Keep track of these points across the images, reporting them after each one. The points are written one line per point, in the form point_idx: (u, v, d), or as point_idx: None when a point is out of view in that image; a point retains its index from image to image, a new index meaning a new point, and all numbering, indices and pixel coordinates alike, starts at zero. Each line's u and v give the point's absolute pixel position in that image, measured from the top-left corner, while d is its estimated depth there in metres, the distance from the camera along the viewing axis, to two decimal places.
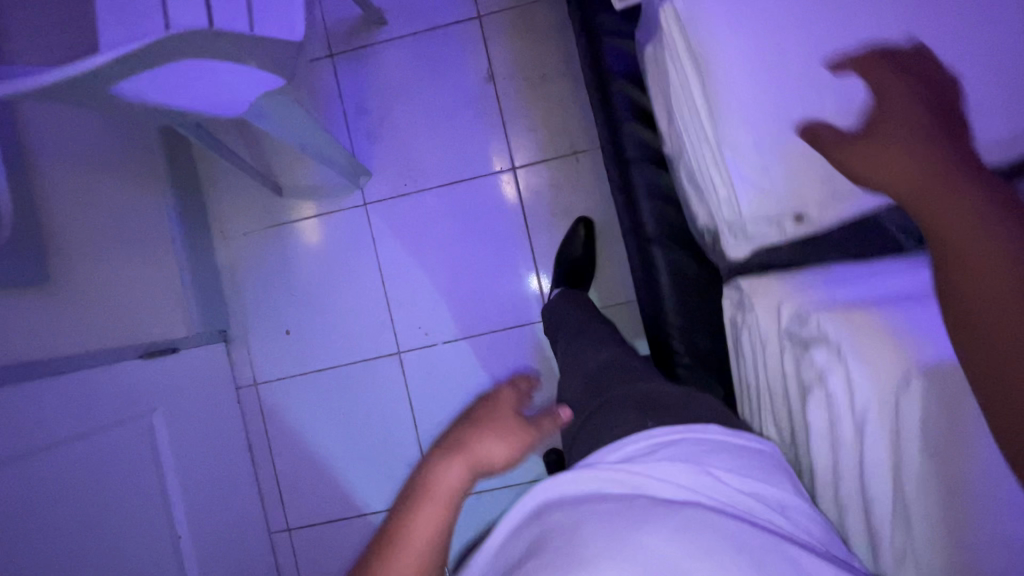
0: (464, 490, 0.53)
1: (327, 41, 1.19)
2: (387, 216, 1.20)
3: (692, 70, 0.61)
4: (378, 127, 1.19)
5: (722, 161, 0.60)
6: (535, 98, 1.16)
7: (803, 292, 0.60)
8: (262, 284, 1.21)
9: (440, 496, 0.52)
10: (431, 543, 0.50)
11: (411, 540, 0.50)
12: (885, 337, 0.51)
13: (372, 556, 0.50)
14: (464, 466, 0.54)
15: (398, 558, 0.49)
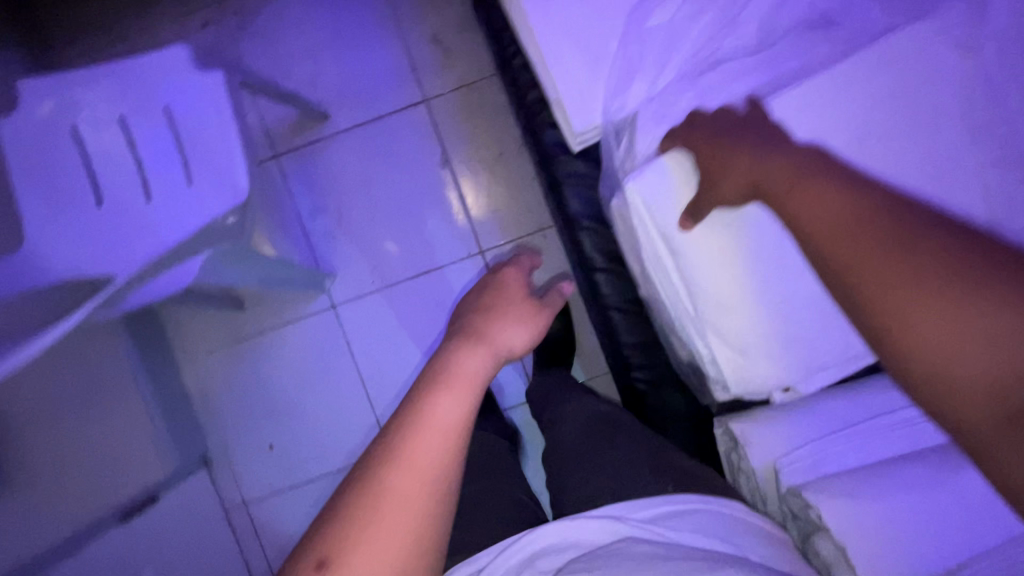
0: (465, 419, 0.48)
1: (270, 141, 1.13)
2: (359, 314, 1.16)
3: (658, 239, 0.57)
4: (336, 225, 1.15)
5: (706, 336, 0.57)
6: (491, 180, 1.14)
7: (782, 451, 0.61)
8: (236, 396, 1.16)
9: (439, 425, 0.46)
10: (453, 438, 0.46)
11: (410, 468, 0.43)
12: (884, 495, 0.54)
13: (372, 472, 0.43)
14: (475, 362, 0.54)
15: (418, 457, 0.44)
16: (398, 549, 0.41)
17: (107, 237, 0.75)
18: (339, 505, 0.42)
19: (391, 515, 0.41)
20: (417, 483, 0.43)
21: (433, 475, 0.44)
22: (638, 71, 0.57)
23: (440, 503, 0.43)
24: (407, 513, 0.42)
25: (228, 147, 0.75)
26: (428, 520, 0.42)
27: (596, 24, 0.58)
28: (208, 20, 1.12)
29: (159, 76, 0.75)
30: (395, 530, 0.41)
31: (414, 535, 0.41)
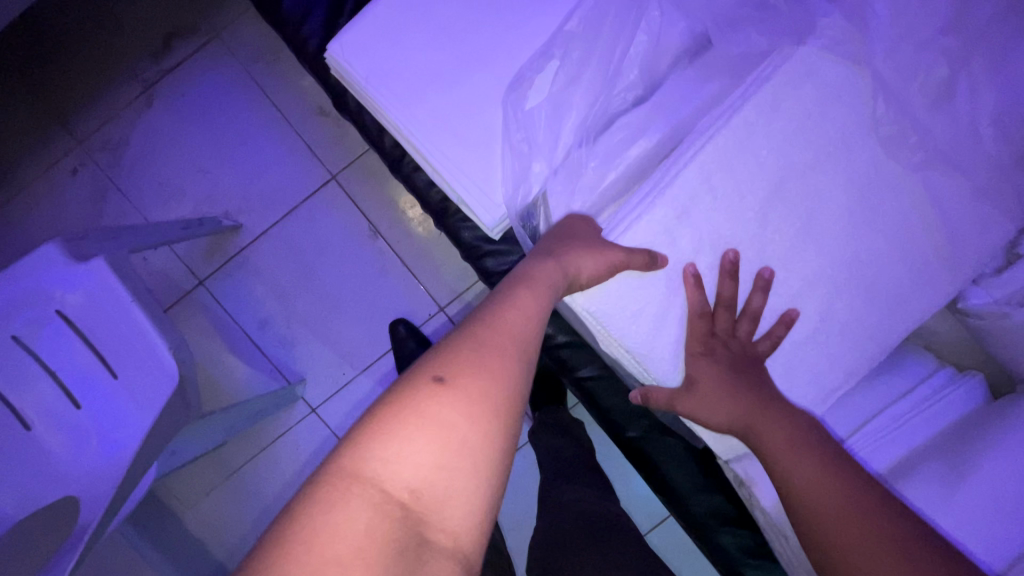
0: (534, 327, 0.44)
1: (190, 269, 1.07)
2: (342, 409, 1.10)
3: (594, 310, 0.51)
4: (289, 330, 1.09)
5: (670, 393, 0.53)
6: (429, 236, 1.09)
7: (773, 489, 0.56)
8: (250, 530, 1.11)
9: (509, 329, 0.43)
10: (530, 339, 0.44)
11: (482, 368, 0.40)
12: (935, 491, 0.52)
13: (461, 339, 0.42)
14: (554, 272, 0.47)
15: (499, 334, 0.43)
16: (472, 421, 0.38)
17: (47, 466, 0.69)
18: (422, 362, 0.41)
19: (471, 382, 0.39)
20: (497, 363, 0.41)
21: (512, 362, 0.42)
22: (536, 148, 0.53)
23: (515, 400, 0.41)
24: (484, 390, 0.40)
25: (135, 328, 0.68)
26: (505, 402, 0.40)
27: (471, 113, 0.54)
28: (78, 165, 1.03)
29: (35, 276, 0.66)
30: (474, 401, 0.39)
31: (489, 415, 0.39)
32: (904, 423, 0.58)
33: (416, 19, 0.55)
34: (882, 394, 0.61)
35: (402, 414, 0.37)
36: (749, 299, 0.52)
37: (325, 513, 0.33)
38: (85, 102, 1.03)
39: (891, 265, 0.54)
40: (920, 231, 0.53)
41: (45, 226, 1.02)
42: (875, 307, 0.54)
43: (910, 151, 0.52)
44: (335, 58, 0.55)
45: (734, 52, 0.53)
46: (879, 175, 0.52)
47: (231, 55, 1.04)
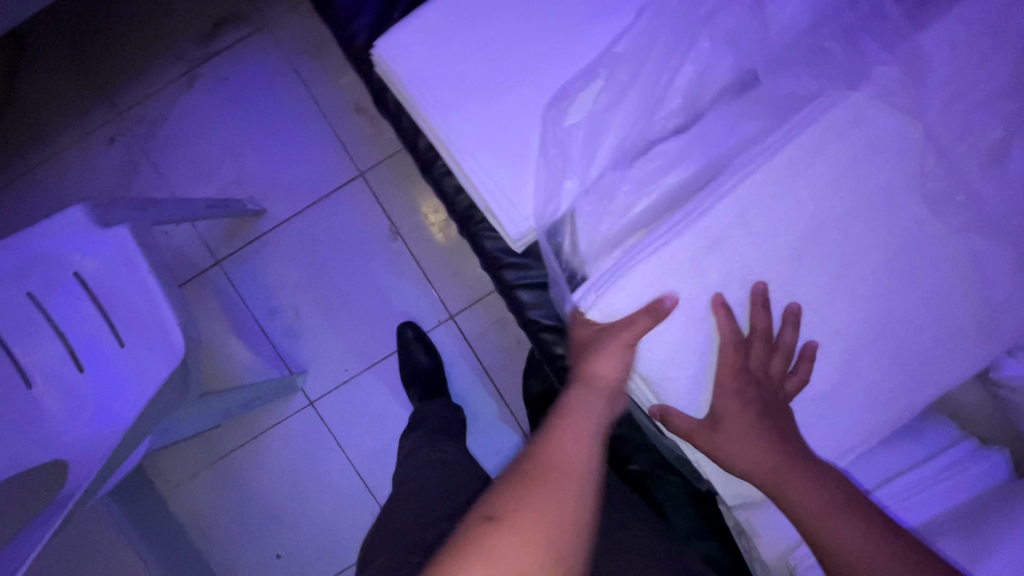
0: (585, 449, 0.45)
1: (209, 248, 1.08)
2: (339, 406, 1.09)
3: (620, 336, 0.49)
4: (298, 321, 1.08)
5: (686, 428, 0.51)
6: (449, 244, 1.09)
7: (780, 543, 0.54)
8: (234, 517, 1.09)
9: (560, 460, 0.43)
10: (584, 467, 0.44)
11: (532, 502, 0.40)
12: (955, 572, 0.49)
13: (511, 477, 0.43)
14: (603, 394, 0.50)
15: (553, 465, 0.43)
16: (533, 565, 0.38)
17: (41, 428, 0.69)
18: (478, 504, 0.42)
19: (529, 521, 0.39)
20: (557, 496, 0.41)
21: (566, 490, 0.41)
22: (569, 166, 0.53)
23: (572, 527, 0.40)
24: (538, 521, 0.39)
25: (149, 301, 0.68)
26: (567, 540, 0.40)
27: (512, 125, 0.54)
28: (115, 136, 1.05)
29: (56, 237, 0.66)
30: (525, 538, 0.38)
31: (545, 546, 0.38)
32: (914, 494, 0.56)
33: (465, 28, 0.55)
34: (895, 459, 0.59)
35: (458, 557, 0.38)
36: (781, 333, 0.51)
37: None
38: (129, 76, 1.05)
39: (924, 326, 0.52)
40: (956, 295, 0.52)
41: (74, 191, 1.04)
42: (904, 364, 0.53)
43: (956, 213, 0.50)
44: (380, 55, 0.55)
45: (778, 92, 0.53)
46: (922, 234, 0.51)
47: (276, 47, 1.06)
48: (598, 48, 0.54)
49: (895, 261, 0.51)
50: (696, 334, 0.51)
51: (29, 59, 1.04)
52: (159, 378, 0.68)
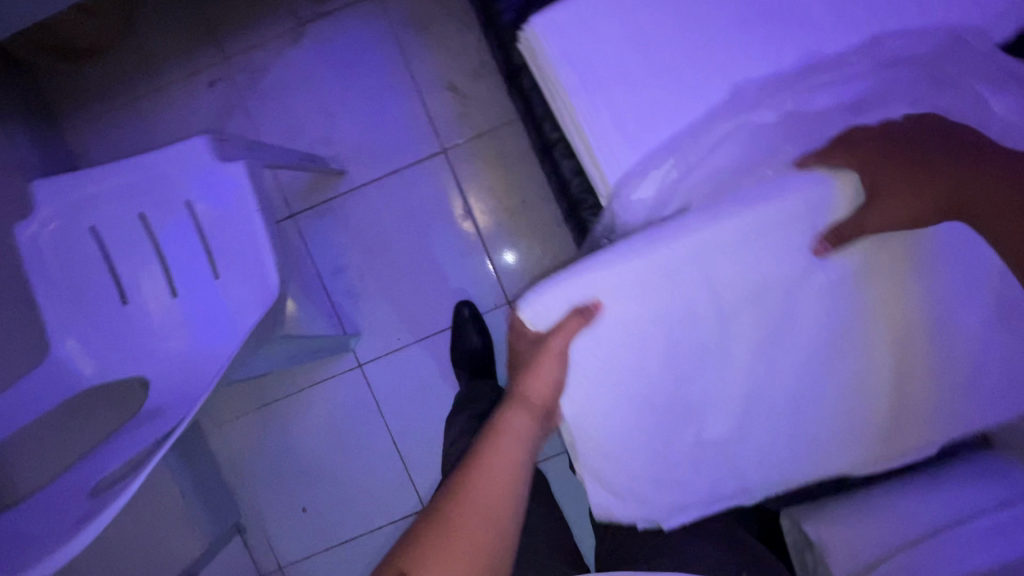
0: (527, 436, 0.57)
1: (286, 200, 1.11)
2: (388, 374, 1.11)
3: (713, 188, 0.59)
4: (360, 283, 1.10)
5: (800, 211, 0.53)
6: (517, 230, 1.10)
7: (850, 539, 0.56)
8: (268, 463, 1.12)
9: (506, 445, 0.56)
10: (524, 444, 0.57)
11: (483, 480, 0.54)
12: None
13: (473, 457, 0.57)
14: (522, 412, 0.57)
15: (500, 450, 0.56)
16: (485, 531, 0.52)
17: (133, 343, 0.72)
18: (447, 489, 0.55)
19: (479, 506, 0.52)
20: (507, 467, 0.55)
21: (515, 464, 0.56)
22: (688, 176, 0.59)
23: (517, 487, 0.55)
24: (488, 499, 0.53)
25: (250, 236, 0.70)
26: (516, 500, 0.54)
27: (645, 116, 0.58)
28: (215, 79, 1.08)
29: (182, 167, 0.70)
30: (478, 516, 0.52)
31: (495, 514, 0.53)
32: (1011, 530, 0.51)
33: (615, 18, 0.58)
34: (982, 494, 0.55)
35: (432, 542, 0.51)
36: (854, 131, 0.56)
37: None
38: (239, 23, 1.08)
39: None
40: None
41: (170, 127, 1.08)
42: None
43: None
44: (532, 30, 0.57)
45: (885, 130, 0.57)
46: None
47: (383, 15, 1.09)
48: (731, 65, 0.58)
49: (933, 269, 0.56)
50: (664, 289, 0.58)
51: None
52: (253, 312, 0.70)
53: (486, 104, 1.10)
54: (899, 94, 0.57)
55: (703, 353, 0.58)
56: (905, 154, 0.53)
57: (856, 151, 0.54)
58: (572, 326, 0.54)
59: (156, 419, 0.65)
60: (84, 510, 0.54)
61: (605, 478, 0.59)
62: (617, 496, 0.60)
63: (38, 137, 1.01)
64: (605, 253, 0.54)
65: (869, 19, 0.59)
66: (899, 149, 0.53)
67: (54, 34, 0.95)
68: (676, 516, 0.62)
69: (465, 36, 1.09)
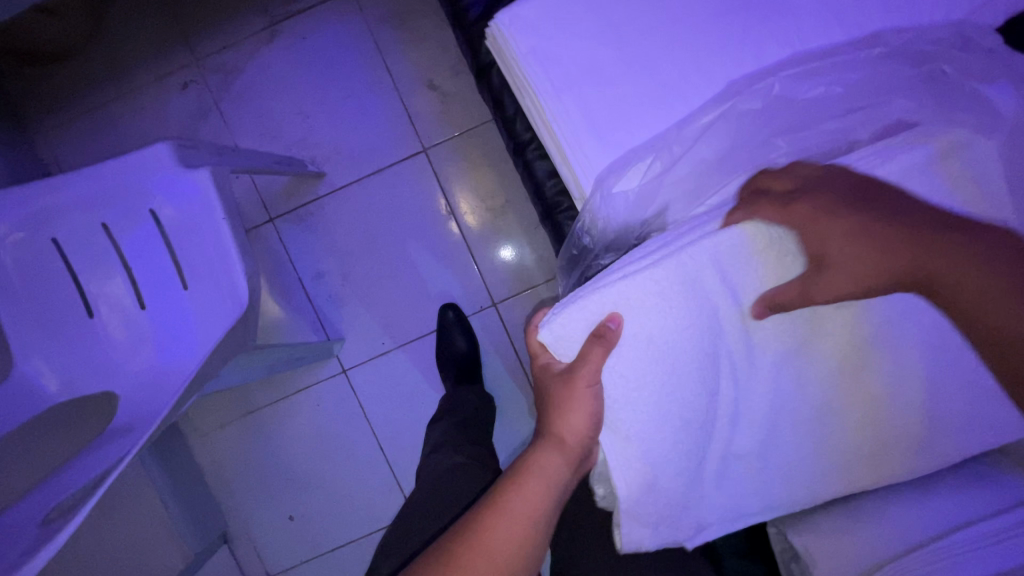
0: (562, 477, 0.55)
1: (265, 204, 1.08)
2: (373, 379, 1.09)
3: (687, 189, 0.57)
4: (342, 288, 1.08)
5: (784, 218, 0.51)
6: (501, 230, 1.07)
7: (838, 546, 0.54)
8: (254, 472, 1.10)
9: (538, 480, 0.54)
10: (557, 483, 0.54)
11: (510, 511, 0.53)
12: None
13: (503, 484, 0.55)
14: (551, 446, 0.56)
15: (531, 481, 0.54)
16: (503, 566, 0.50)
17: (102, 357, 0.70)
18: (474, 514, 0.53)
19: (500, 536, 0.51)
20: (534, 501, 0.53)
21: (542, 499, 0.53)
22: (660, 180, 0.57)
23: (542, 528, 0.53)
24: (512, 533, 0.52)
25: (216, 244, 0.67)
26: (538, 537, 0.52)
27: (617, 111, 0.56)
28: (189, 81, 1.06)
29: (145, 174, 0.67)
30: (499, 549, 0.51)
31: (516, 553, 0.51)
32: (1010, 538, 0.48)
33: (584, 14, 0.57)
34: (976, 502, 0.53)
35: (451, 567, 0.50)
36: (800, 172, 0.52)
37: None
38: (211, 24, 1.05)
39: None
40: None
41: (143, 131, 1.06)
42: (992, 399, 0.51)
43: None
44: (499, 28, 0.58)
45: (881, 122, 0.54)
46: None
47: (359, 13, 1.06)
48: (708, 60, 0.56)
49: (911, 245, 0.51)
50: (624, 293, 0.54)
51: None
52: (222, 323, 0.68)
53: (467, 102, 1.07)
54: (886, 86, 0.55)
55: (717, 369, 0.53)
56: (887, 209, 0.47)
57: (826, 193, 0.49)
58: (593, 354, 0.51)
59: (122, 436, 0.63)
60: (40, 536, 0.52)
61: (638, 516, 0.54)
62: (637, 522, 0.55)
63: (6, 144, 0.98)
64: (623, 264, 0.51)
65: (851, 10, 0.56)
66: (880, 202, 0.48)
67: (18, 37, 0.92)
68: (698, 534, 0.58)
69: (445, 32, 1.06)
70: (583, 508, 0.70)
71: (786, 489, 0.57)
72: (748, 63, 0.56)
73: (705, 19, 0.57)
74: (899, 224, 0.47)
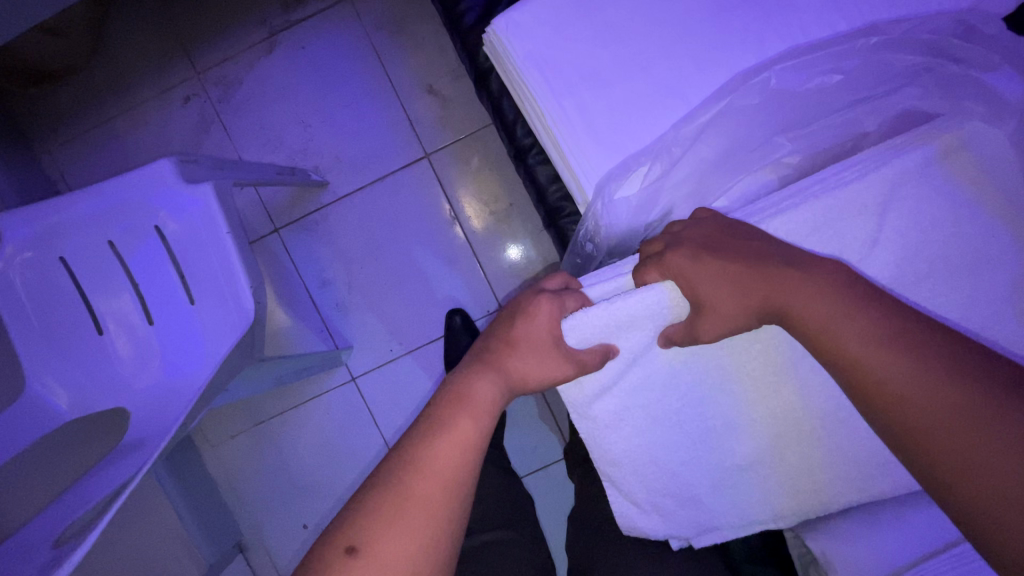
0: (499, 403, 0.52)
1: (270, 215, 1.09)
2: (382, 386, 1.09)
3: (689, 195, 0.57)
4: (348, 296, 1.08)
5: (789, 219, 0.50)
6: (505, 233, 1.06)
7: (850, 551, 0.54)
8: (267, 482, 1.11)
9: (479, 405, 0.51)
10: (494, 409, 0.52)
11: (452, 433, 0.48)
12: None
13: (438, 408, 0.51)
14: (493, 387, 0.53)
15: (474, 404, 0.51)
16: (440, 494, 0.46)
17: (111, 374, 0.71)
18: (410, 441, 0.48)
19: (439, 462, 0.47)
20: (475, 426, 0.49)
21: (481, 424, 0.50)
22: (658, 185, 0.56)
23: (481, 455, 0.49)
24: (451, 461, 0.47)
25: (221, 257, 0.67)
26: (476, 464, 0.48)
27: (617, 115, 0.55)
28: (190, 95, 1.06)
29: (146, 189, 0.67)
30: (438, 476, 0.46)
31: (456, 482, 0.46)
32: None
33: (581, 17, 0.56)
34: None
35: (390, 497, 0.45)
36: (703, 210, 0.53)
37: (349, 538, 0.43)
38: (210, 36, 1.06)
39: None
40: None
41: (148, 146, 1.06)
42: None
43: None
44: (496, 33, 0.57)
45: (890, 112, 0.53)
46: None
47: (358, 20, 1.06)
48: (706, 58, 0.55)
49: (905, 246, 0.49)
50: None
51: (119, 10, 1.06)
52: (230, 337, 0.68)
53: (468, 105, 1.06)
54: (896, 78, 0.53)
55: (715, 369, 0.53)
56: (741, 249, 0.47)
57: (686, 240, 0.50)
58: (587, 355, 0.51)
59: (134, 452, 0.63)
60: (54, 557, 0.52)
61: (633, 498, 0.56)
62: (635, 510, 0.56)
63: (14, 164, 0.99)
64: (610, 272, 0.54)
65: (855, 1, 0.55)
66: (733, 243, 0.48)
67: (22, 58, 0.93)
68: (704, 534, 0.57)
69: (442, 35, 1.06)
70: (597, 514, 0.69)
71: (787, 499, 0.55)
72: (751, 58, 0.55)
73: (702, 16, 0.56)
74: (753, 262, 0.46)
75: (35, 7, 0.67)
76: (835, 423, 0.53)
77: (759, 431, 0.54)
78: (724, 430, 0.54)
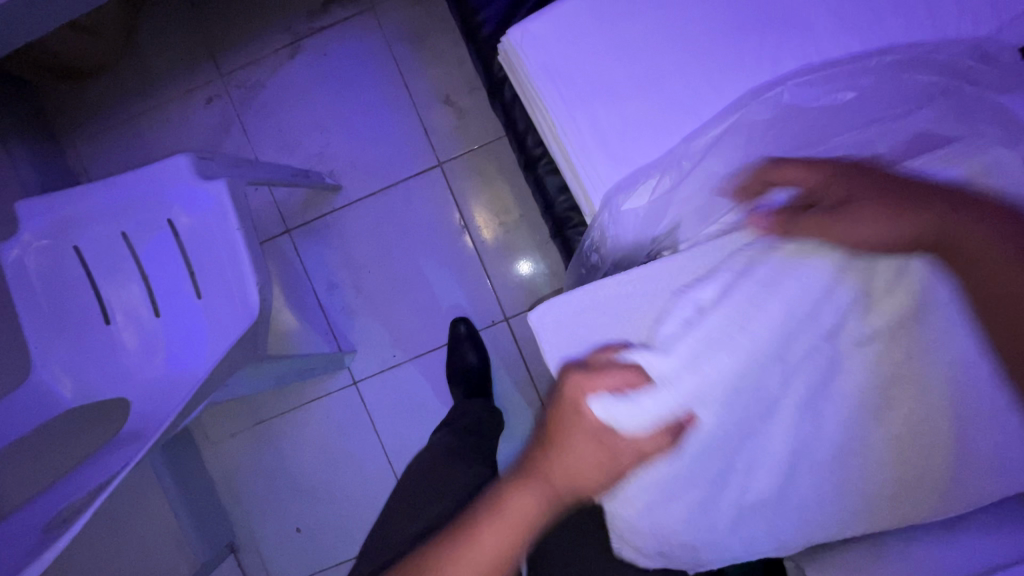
0: (544, 513, 0.49)
1: (282, 216, 1.10)
2: (383, 391, 1.09)
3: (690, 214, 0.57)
4: (354, 299, 1.09)
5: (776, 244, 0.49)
6: (514, 244, 1.07)
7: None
8: (262, 483, 1.10)
9: (521, 510, 0.49)
10: (535, 519, 0.49)
11: (485, 540, 0.48)
12: None
13: (481, 506, 0.50)
14: (544, 485, 0.49)
15: (513, 511, 0.49)
16: None
17: (115, 364, 0.71)
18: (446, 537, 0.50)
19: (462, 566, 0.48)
20: (510, 534, 0.48)
21: (518, 531, 0.48)
22: (666, 199, 0.56)
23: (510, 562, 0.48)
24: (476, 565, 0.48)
25: (230, 253, 0.68)
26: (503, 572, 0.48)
27: (628, 127, 0.56)
28: (213, 96, 1.09)
29: (162, 183, 0.68)
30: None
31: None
32: None
33: (595, 30, 0.57)
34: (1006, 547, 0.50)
35: None
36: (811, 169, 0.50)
37: None
38: (237, 40, 1.09)
39: None
40: None
41: (168, 143, 1.09)
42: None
43: None
44: (511, 43, 0.58)
45: (905, 137, 0.52)
46: None
47: (380, 30, 1.08)
48: (720, 77, 0.55)
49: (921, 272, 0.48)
50: (608, 301, 0.54)
51: (150, 13, 1.09)
52: (233, 331, 0.69)
53: (483, 117, 1.07)
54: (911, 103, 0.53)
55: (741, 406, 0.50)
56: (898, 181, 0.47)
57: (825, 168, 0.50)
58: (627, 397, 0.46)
59: (130, 443, 0.63)
60: (42, 542, 0.52)
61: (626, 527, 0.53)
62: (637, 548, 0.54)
63: (39, 155, 1.02)
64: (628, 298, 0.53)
65: (873, 25, 0.55)
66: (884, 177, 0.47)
67: (54, 54, 0.96)
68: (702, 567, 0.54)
69: (461, 48, 1.08)
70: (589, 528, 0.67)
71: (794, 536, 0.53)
72: (764, 77, 0.55)
73: (718, 34, 0.56)
74: (906, 195, 0.46)
75: (71, 3, 0.70)
76: (845, 450, 0.52)
77: (774, 462, 0.51)
78: (739, 458, 0.51)
